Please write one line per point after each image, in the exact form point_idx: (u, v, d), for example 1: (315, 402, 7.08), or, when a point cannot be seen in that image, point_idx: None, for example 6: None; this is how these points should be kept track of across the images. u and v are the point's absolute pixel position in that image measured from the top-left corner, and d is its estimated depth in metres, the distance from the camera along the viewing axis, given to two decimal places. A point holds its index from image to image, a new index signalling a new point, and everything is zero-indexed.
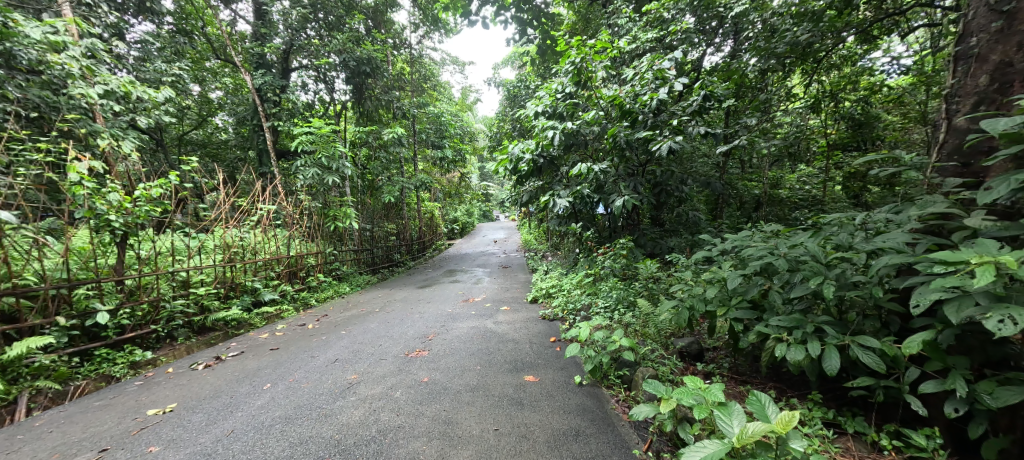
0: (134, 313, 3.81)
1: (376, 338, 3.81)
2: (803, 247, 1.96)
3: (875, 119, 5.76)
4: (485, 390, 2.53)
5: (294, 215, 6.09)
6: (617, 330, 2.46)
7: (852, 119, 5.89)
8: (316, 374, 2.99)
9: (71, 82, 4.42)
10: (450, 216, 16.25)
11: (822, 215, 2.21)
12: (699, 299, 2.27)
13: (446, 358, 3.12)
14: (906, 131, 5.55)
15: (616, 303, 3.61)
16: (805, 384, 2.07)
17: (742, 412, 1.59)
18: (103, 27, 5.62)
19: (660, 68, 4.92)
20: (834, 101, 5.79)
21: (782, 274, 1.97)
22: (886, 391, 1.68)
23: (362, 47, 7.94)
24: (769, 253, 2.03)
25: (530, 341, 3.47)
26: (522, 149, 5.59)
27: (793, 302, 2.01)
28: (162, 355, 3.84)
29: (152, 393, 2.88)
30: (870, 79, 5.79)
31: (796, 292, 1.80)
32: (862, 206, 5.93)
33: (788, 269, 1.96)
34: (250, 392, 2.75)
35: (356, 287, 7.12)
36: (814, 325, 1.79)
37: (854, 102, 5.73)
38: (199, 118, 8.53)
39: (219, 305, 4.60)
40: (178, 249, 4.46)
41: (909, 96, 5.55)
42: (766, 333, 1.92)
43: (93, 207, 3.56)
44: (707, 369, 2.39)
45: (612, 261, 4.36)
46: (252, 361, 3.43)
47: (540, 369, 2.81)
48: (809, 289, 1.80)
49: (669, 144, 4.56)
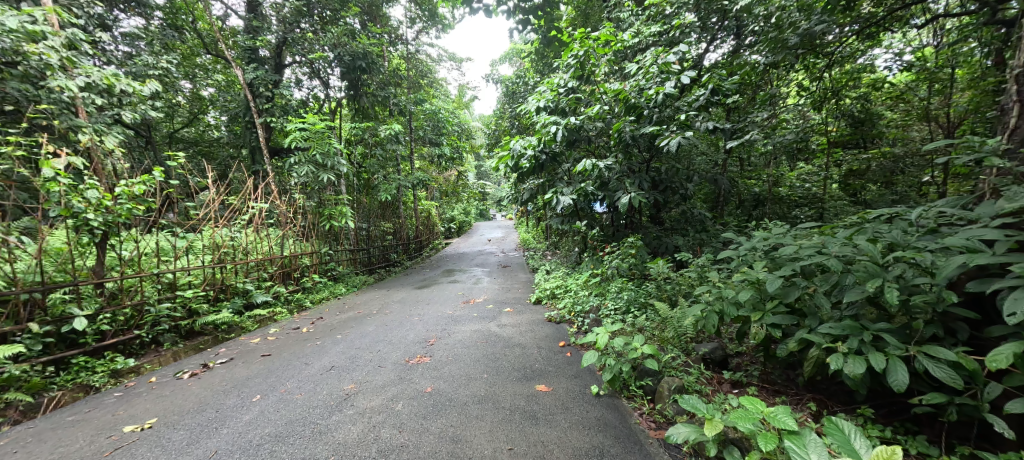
0: (116, 318, 3.59)
1: (373, 343, 3.61)
2: (854, 247, 1.81)
3: (875, 116, 5.60)
4: (495, 402, 2.33)
5: (288, 214, 5.86)
6: (638, 336, 2.29)
7: (851, 117, 5.73)
8: (310, 384, 2.78)
9: (50, 74, 4.16)
10: (446, 215, 15.99)
11: (869, 210, 2.08)
12: (729, 303, 2.11)
13: (450, 366, 2.92)
14: (907, 127, 5.47)
15: (627, 304, 3.46)
16: (851, 400, 1.92)
17: (819, 443, 1.48)
18: (86, 18, 5.34)
19: (665, 61, 4.76)
20: (837, 98, 5.59)
21: (828, 277, 1.84)
22: (959, 409, 1.53)
23: (358, 41, 7.67)
24: (817, 253, 1.88)
25: (538, 345, 3.28)
26: (524, 145, 5.38)
27: (838, 306, 1.85)
28: (146, 362, 3.62)
29: (132, 405, 2.67)
30: (869, 76, 5.64)
31: (850, 297, 1.69)
32: (862, 203, 5.88)
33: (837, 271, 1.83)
34: (238, 405, 2.54)
35: (351, 288, 6.88)
36: (868, 334, 1.63)
37: (854, 99, 5.60)
38: (191, 116, 8.25)
39: (209, 309, 4.38)
40: (165, 249, 4.23)
41: (912, 93, 5.43)
42: (812, 341, 1.76)
43: (69, 205, 3.33)
44: (736, 378, 2.23)
45: (620, 261, 4.20)
46: (240, 370, 3.21)
47: (553, 378, 2.61)
48: (865, 292, 1.67)
49: (678, 139, 4.35)
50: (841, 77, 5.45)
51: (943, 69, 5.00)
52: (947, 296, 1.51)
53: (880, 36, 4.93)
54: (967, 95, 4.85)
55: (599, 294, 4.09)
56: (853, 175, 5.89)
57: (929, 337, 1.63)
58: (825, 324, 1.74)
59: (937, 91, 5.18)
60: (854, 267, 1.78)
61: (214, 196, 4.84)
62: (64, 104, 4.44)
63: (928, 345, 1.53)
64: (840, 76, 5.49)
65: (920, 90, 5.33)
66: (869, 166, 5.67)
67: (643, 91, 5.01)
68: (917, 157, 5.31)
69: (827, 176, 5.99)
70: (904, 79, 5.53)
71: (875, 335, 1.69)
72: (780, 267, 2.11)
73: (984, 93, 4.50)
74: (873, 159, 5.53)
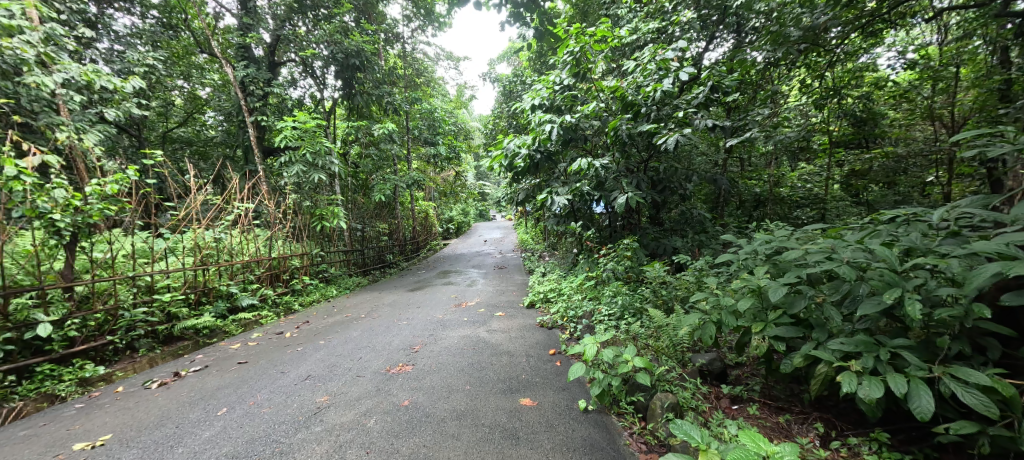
0: (86, 324, 3.43)
1: (356, 349, 3.44)
2: (868, 254, 1.65)
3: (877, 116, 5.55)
4: (474, 419, 2.17)
5: (277, 215, 5.70)
6: (630, 347, 2.12)
7: (852, 117, 5.65)
8: (281, 395, 2.63)
9: (26, 70, 3.97)
10: (445, 216, 15.81)
11: (883, 211, 1.93)
12: (727, 312, 1.95)
13: (431, 376, 2.76)
14: (910, 127, 5.33)
15: (622, 310, 3.31)
16: (862, 421, 1.76)
17: None
18: (70, 13, 5.16)
19: (663, 57, 4.60)
20: (839, 97, 5.45)
21: (839, 286, 1.68)
22: (991, 439, 1.37)
23: (351, 38, 7.43)
24: (827, 258, 1.72)
25: (528, 353, 3.11)
26: (519, 144, 5.16)
27: (851, 320, 1.68)
28: (118, 370, 3.45)
29: (89, 419, 2.52)
30: (874, 75, 5.51)
31: (865, 310, 1.52)
32: (864, 204, 5.76)
33: (849, 280, 1.66)
34: (201, 420, 2.40)
35: (344, 291, 6.68)
36: (884, 353, 1.47)
37: (856, 99, 5.48)
38: (184, 114, 8.05)
39: (189, 313, 4.20)
40: (142, 252, 4.07)
41: (915, 91, 5.17)
42: (821, 358, 1.60)
43: (35, 206, 3.16)
44: (735, 393, 2.07)
45: (615, 263, 4.02)
46: (212, 379, 3.05)
47: (539, 391, 2.44)
48: (881, 304, 1.51)
49: (677, 137, 4.18)
50: (842, 76, 5.34)
51: (948, 66, 4.74)
52: (978, 310, 1.35)
53: (886, 33, 4.80)
54: (972, 93, 4.66)
55: (593, 299, 3.92)
56: (854, 176, 5.71)
57: (955, 356, 1.47)
58: (836, 339, 1.58)
59: (941, 90, 4.95)
60: (867, 275, 1.62)
61: (196, 196, 4.66)
62: (44, 102, 4.29)
63: (955, 367, 1.38)
64: (842, 74, 5.36)
65: (923, 88, 5.11)
66: (871, 166, 5.45)
67: (641, 88, 4.84)
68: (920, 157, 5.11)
69: (829, 176, 5.83)
70: (909, 78, 5.41)
71: (891, 353, 1.53)
72: (784, 273, 1.95)
73: (990, 92, 4.31)
74: (875, 159, 5.42)
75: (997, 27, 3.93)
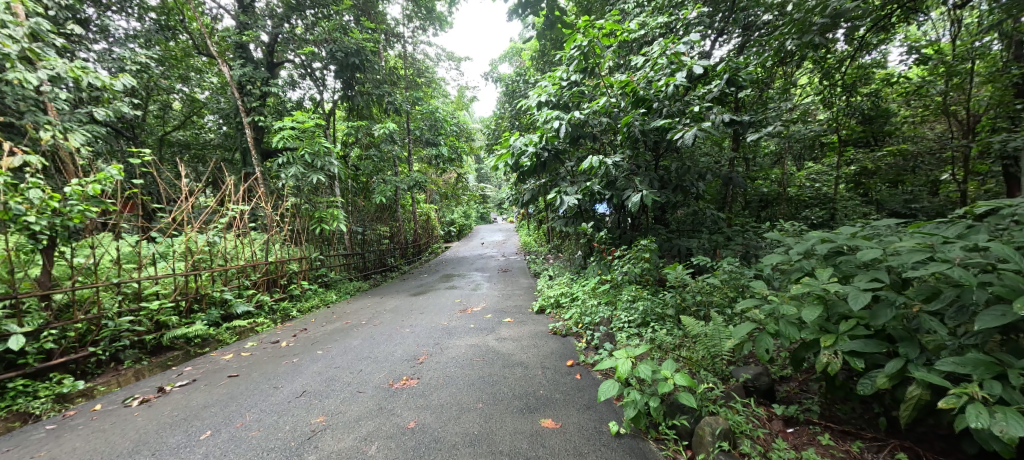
0: (66, 335, 3.17)
1: (356, 361, 3.17)
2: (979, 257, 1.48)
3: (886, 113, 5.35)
4: (490, 445, 1.92)
5: (274, 219, 5.44)
6: (669, 361, 1.89)
7: (862, 114, 5.39)
8: (273, 415, 2.37)
9: (8, 67, 3.71)
10: (446, 218, 15.47)
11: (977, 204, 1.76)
12: (788, 322, 1.77)
13: (438, 391, 2.49)
14: (925, 124, 5.17)
15: (643, 317, 3.08)
16: (946, 450, 1.62)
17: None
18: (59, 10, 4.90)
19: (676, 49, 4.30)
20: (846, 93, 4.99)
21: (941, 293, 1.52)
22: None
23: (350, 36, 7.13)
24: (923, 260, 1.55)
25: (543, 364, 2.85)
26: (525, 142, 4.81)
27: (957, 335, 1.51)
28: (100, 384, 3.19)
29: (59, 445, 2.27)
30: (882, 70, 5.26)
31: (985, 323, 1.37)
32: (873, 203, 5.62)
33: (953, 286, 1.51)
34: (181, 446, 2.15)
35: (344, 295, 6.41)
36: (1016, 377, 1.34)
37: (866, 96, 5.16)
38: (181, 117, 7.79)
39: (180, 321, 3.92)
40: (127, 256, 3.79)
41: (929, 87, 4.84)
42: (928, 381, 1.43)
43: (8, 208, 2.83)
44: (789, 414, 1.89)
45: (631, 266, 3.73)
46: (199, 395, 2.79)
47: (561, 410, 2.18)
48: (1004, 318, 1.35)
49: (694, 132, 3.88)
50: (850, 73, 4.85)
51: (965, 62, 4.36)
52: None
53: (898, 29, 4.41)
54: (986, 88, 4.42)
55: (609, 304, 3.66)
56: (864, 175, 5.45)
57: None
58: (946, 360, 1.44)
59: (952, 86, 4.57)
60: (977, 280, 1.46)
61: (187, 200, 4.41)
62: (31, 100, 4.07)
63: None
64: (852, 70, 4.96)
65: (937, 83, 4.78)
66: (880, 165, 5.24)
67: (652, 83, 4.57)
68: (930, 155, 4.95)
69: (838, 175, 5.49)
70: (918, 74, 5.17)
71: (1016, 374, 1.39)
72: (852, 277, 1.79)
73: (1007, 86, 4.10)
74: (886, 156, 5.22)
75: (1012, 21, 3.69)
